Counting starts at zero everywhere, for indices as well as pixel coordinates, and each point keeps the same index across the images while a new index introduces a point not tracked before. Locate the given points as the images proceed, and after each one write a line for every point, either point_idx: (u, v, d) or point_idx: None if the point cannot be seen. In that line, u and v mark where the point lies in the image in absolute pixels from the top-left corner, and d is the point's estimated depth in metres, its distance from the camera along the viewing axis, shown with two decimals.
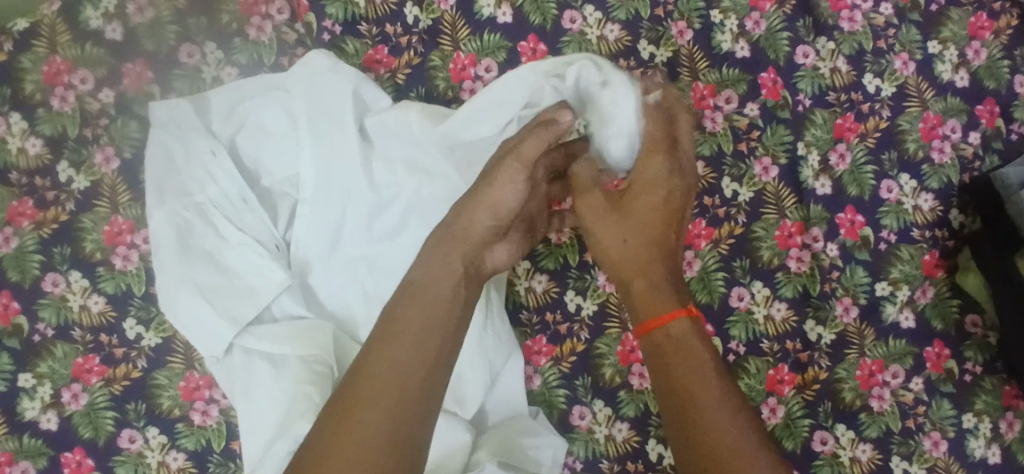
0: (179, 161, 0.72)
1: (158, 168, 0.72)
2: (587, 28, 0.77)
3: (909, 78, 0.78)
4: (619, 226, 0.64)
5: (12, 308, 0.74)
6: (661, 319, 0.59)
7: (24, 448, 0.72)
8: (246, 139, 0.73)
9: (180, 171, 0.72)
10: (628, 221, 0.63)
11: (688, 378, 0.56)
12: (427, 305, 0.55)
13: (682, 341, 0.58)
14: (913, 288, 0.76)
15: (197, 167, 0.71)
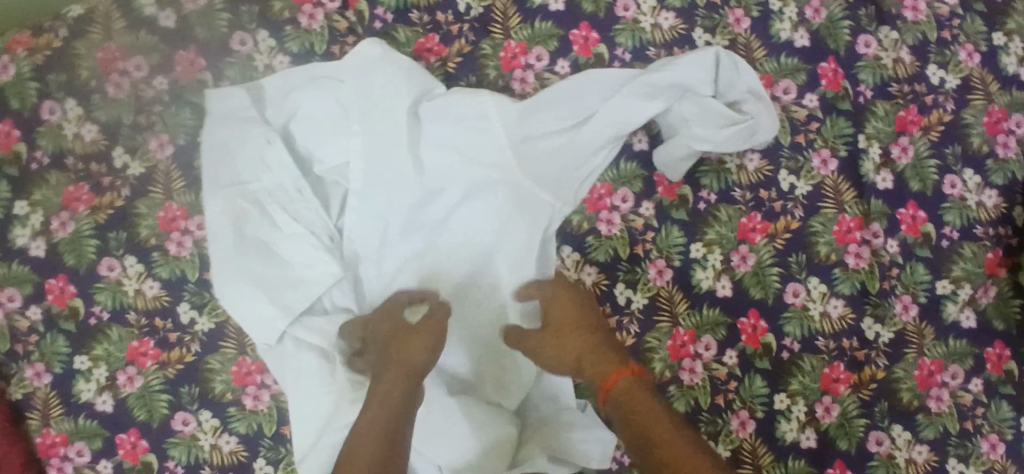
0: (234, 148, 0.72)
1: (214, 155, 0.72)
2: (641, 15, 0.76)
3: (974, 70, 0.76)
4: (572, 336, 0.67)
5: (68, 292, 0.75)
6: (609, 382, 0.64)
7: (80, 429, 0.74)
8: (299, 128, 0.73)
9: (234, 159, 0.72)
10: (558, 334, 0.67)
11: (647, 418, 0.60)
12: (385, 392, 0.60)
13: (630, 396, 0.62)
14: (975, 287, 0.74)
15: (251, 156, 0.71)
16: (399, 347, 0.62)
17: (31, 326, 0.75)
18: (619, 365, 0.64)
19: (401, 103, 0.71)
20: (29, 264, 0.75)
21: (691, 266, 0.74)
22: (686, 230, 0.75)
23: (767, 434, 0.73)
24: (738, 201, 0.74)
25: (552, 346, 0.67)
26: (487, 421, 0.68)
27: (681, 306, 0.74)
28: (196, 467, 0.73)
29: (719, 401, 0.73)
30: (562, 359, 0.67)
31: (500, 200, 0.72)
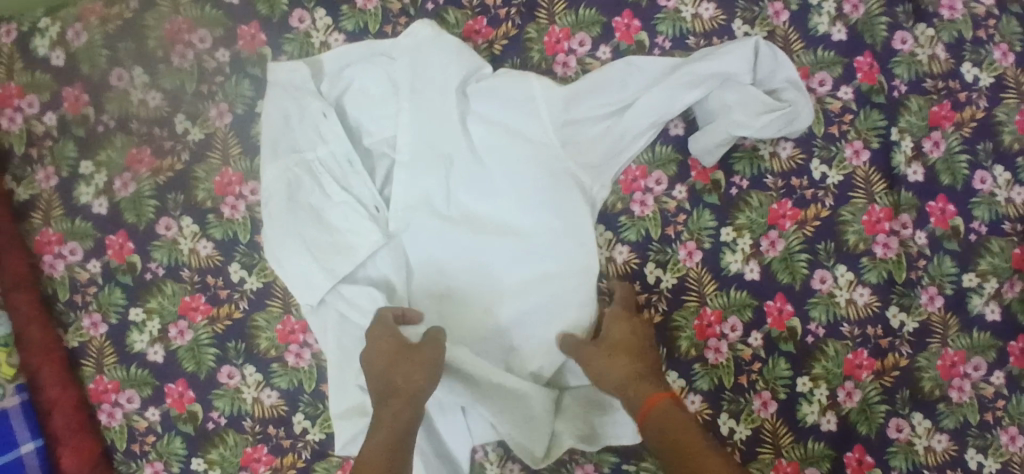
0: (290, 118, 0.76)
1: (271, 124, 0.76)
2: (683, 5, 0.78)
3: (1009, 69, 0.77)
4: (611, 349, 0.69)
5: (127, 248, 0.79)
6: (648, 405, 0.65)
7: (132, 377, 0.77)
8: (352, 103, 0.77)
9: (290, 129, 0.76)
10: (609, 352, 0.69)
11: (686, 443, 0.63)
12: (390, 417, 0.64)
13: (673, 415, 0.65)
14: (1001, 281, 0.75)
15: (306, 126, 0.76)
16: (396, 372, 0.65)
17: (91, 279, 0.79)
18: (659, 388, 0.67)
19: (450, 81, 0.75)
20: (92, 220, 0.79)
21: (721, 249, 0.77)
22: (717, 214, 0.77)
23: (789, 415, 0.75)
24: (770, 187, 0.77)
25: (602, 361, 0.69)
26: (522, 401, 0.72)
27: (709, 287, 0.76)
28: (238, 418, 0.76)
29: (742, 381, 0.75)
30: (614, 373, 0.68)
31: (540, 177, 0.75)
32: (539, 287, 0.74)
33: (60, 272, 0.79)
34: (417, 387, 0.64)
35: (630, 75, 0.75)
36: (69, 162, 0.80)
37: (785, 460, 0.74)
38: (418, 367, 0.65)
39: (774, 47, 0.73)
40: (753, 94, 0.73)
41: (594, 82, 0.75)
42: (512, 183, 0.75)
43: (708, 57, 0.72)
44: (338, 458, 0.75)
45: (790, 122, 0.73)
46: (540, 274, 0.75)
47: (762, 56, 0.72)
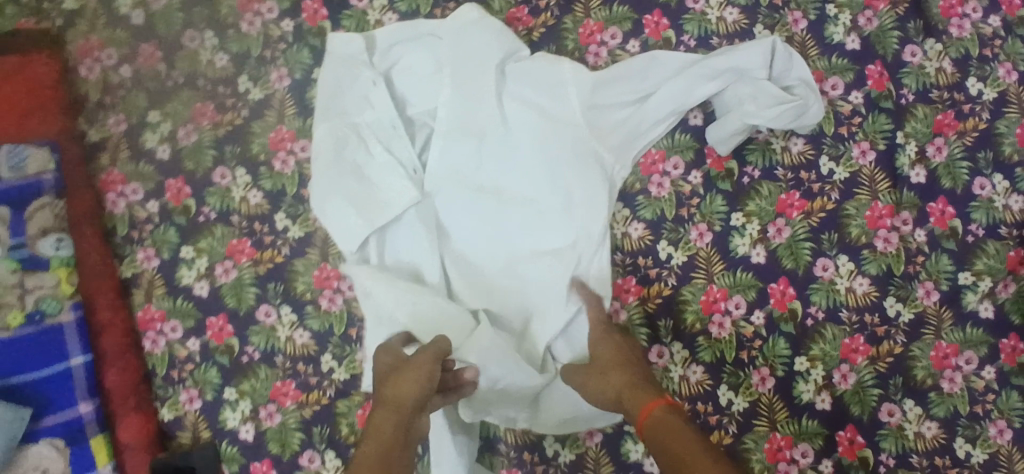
0: (342, 85, 0.83)
1: (325, 89, 0.84)
2: (709, 8, 0.85)
3: (1012, 86, 0.82)
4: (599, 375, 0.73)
5: (185, 192, 0.85)
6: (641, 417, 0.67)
7: (178, 309, 0.84)
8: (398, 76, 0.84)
9: (342, 94, 0.83)
10: (599, 370, 0.73)
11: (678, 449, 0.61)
12: (378, 431, 0.66)
13: (665, 419, 0.65)
14: (995, 281, 0.79)
15: (356, 91, 0.83)
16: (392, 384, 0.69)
17: (148, 218, 0.85)
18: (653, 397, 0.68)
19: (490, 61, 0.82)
20: (154, 165, 0.86)
21: (730, 233, 0.82)
22: (729, 200, 0.82)
23: (785, 392, 0.79)
24: (780, 179, 0.82)
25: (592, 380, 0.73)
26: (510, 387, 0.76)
27: (717, 267, 0.82)
28: (271, 354, 0.82)
29: (742, 357, 0.80)
30: (606, 392, 0.72)
31: (566, 154, 0.80)
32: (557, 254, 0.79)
33: (120, 209, 0.85)
34: (405, 397, 0.67)
35: (655, 65, 0.81)
36: (139, 111, 0.87)
37: (779, 434, 0.79)
38: (413, 374, 0.69)
39: (787, 47, 0.80)
40: (766, 88, 0.78)
41: (622, 71, 0.80)
42: (540, 157, 0.81)
43: (729, 53, 0.78)
44: (361, 397, 0.81)
45: (802, 114, 0.79)
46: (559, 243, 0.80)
47: (777, 54, 0.79)
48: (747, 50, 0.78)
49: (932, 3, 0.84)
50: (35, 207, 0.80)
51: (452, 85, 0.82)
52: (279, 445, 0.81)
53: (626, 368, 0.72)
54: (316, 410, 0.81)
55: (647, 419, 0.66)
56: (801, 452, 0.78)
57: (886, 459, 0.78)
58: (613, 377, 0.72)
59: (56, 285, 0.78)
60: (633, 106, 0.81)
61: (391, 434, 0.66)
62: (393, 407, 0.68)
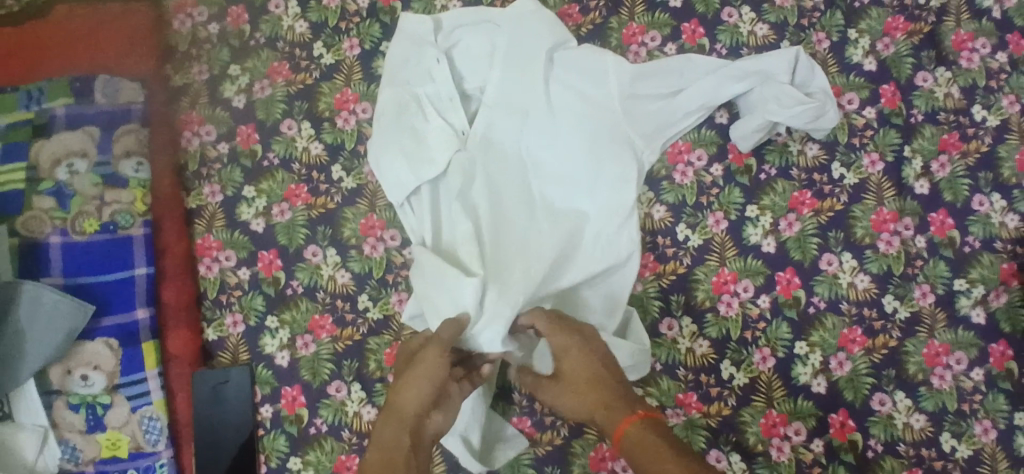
0: (409, 58, 0.92)
1: (393, 59, 0.93)
2: (741, 23, 0.94)
3: (1015, 115, 0.88)
4: (567, 394, 0.75)
5: (253, 138, 0.94)
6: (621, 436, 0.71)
7: (234, 241, 0.91)
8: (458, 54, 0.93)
9: (408, 66, 0.92)
10: (572, 390, 0.75)
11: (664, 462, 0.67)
12: (389, 437, 0.71)
13: (642, 440, 0.69)
14: (987, 289, 0.85)
15: (422, 63, 0.92)
16: (399, 388, 0.73)
17: (218, 158, 0.94)
18: (628, 414, 0.71)
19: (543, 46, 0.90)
20: (230, 112, 0.95)
21: (744, 223, 0.89)
22: (746, 193, 0.90)
23: (784, 372, 0.85)
24: (794, 178, 0.89)
25: (570, 401, 0.75)
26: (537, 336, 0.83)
27: (730, 252, 0.88)
28: (314, 289, 0.90)
29: (747, 336, 0.86)
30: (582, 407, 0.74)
31: (604, 135, 0.88)
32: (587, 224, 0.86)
33: (194, 147, 0.94)
34: (415, 402, 0.72)
35: (690, 67, 0.89)
36: (221, 64, 0.96)
37: (775, 411, 0.84)
38: (422, 372, 0.73)
39: (810, 59, 0.89)
40: (787, 92, 0.86)
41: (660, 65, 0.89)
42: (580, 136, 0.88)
43: (756, 57, 0.88)
44: (391, 336, 0.88)
45: (819, 117, 0.87)
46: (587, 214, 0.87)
47: (800, 63, 0.88)
48: (772, 56, 0.87)
49: (946, 36, 0.91)
50: (121, 132, 0.89)
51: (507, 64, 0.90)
52: (311, 373, 0.88)
53: (596, 388, 0.73)
54: (348, 345, 0.88)
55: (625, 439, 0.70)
56: (795, 430, 0.84)
57: (874, 444, 0.83)
58: (584, 396, 0.74)
59: (131, 202, 0.86)
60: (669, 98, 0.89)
61: (396, 451, 0.70)
62: (399, 418, 0.72)
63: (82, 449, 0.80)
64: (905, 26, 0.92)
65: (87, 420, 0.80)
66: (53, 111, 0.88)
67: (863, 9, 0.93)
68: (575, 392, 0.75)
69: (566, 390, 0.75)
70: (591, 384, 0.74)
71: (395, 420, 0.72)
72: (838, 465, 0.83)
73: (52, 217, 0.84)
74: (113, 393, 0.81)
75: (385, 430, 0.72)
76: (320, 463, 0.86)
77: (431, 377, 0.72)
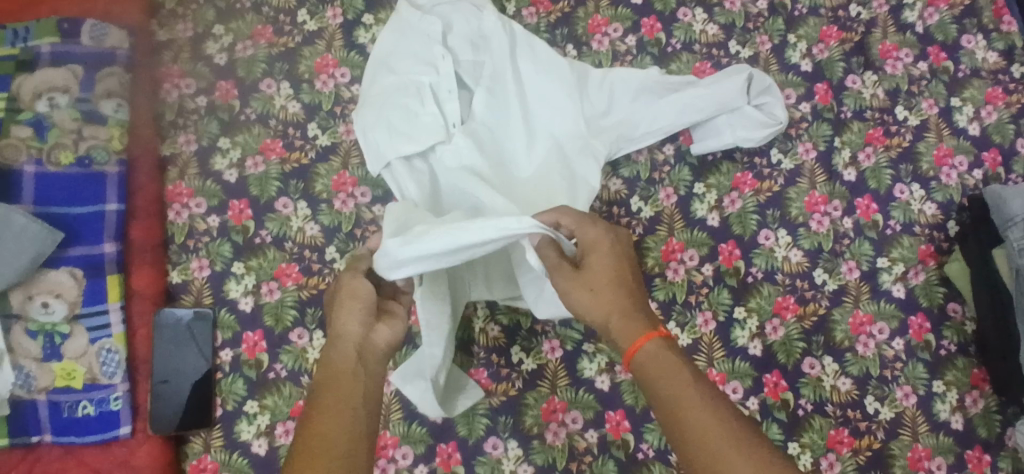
0: (402, 45, 0.93)
1: (385, 46, 0.94)
2: (695, 22, 1.03)
3: (933, 117, 1.00)
4: (587, 288, 0.71)
5: (232, 93, 0.97)
6: (639, 343, 0.69)
7: (205, 189, 0.94)
8: (452, 42, 0.93)
9: (397, 52, 0.93)
10: (591, 285, 0.71)
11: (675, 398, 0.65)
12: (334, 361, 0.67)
13: (658, 357, 0.68)
14: (908, 267, 0.95)
15: (416, 49, 0.92)
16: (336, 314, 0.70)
17: (195, 109, 0.97)
18: (648, 329, 0.69)
19: (532, 52, 0.94)
20: (210, 68, 0.98)
21: (692, 199, 0.96)
22: (694, 172, 0.98)
23: (724, 335, 0.92)
24: (737, 161, 0.98)
25: (584, 296, 0.71)
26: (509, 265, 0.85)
27: (678, 224, 0.96)
28: (282, 240, 0.92)
29: (691, 300, 0.93)
30: (598, 309, 0.71)
31: (577, 139, 0.92)
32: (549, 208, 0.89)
33: (172, 98, 0.97)
34: (347, 321, 0.69)
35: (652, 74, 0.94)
36: (205, 23, 1.00)
37: (715, 370, 0.91)
38: (351, 298, 0.70)
39: (766, 78, 0.94)
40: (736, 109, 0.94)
41: (631, 79, 0.93)
42: (557, 137, 0.92)
43: (714, 81, 0.93)
44: None
45: (772, 124, 0.94)
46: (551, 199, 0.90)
47: (758, 84, 0.94)
48: (729, 79, 0.93)
49: (873, 45, 1.02)
50: (103, 74, 0.93)
51: (496, 65, 0.93)
52: (274, 319, 0.90)
53: (622, 292, 0.71)
54: (313, 293, 0.91)
55: (641, 359, 0.68)
56: (732, 389, 0.90)
57: (804, 404, 0.90)
58: (604, 297, 0.71)
59: (108, 139, 0.90)
60: (639, 109, 0.93)
61: (347, 362, 0.67)
62: (343, 338, 0.68)
63: (36, 376, 0.84)
64: (838, 35, 1.03)
65: (44, 348, 0.84)
66: (38, 48, 0.92)
67: (801, 18, 1.04)
68: (593, 290, 0.71)
69: (585, 282, 0.71)
70: (616, 286, 0.71)
71: (340, 342, 0.68)
72: (771, 423, 0.89)
73: (29, 146, 0.88)
74: (73, 323, 0.85)
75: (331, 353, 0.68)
76: (277, 407, 0.88)
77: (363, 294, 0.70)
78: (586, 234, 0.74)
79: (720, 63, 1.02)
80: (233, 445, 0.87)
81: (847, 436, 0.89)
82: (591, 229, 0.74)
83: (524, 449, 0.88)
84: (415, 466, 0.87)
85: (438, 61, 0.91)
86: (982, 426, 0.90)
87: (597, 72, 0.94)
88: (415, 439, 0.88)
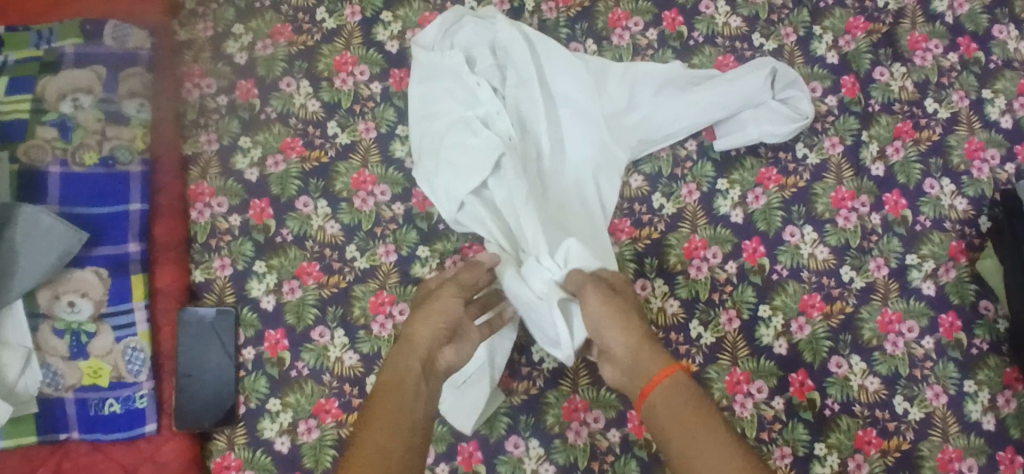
0: (432, 86, 0.93)
1: (417, 93, 0.94)
2: (718, 14, 1.01)
3: (963, 109, 0.97)
4: (618, 315, 0.74)
5: (253, 93, 0.98)
6: (658, 376, 0.69)
7: (227, 188, 0.94)
8: (479, 70, 0.94)
9: (427, 69, 0.94)
10: (622, 312, 0.74)
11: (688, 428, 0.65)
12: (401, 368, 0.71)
13: (673, 389, 0.68)
14: (938, 264, 0.92)
15: (450, 84, 0.92)
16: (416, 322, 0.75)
17: (216, 109, 0.97)
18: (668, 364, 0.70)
19: (559, 62, 0.95)
20: (231, 67, 0.99)
21: (715, 195, 0.95)
22: (717, 167, 0.96)
23: (749, 333, 0.91)
24: (762, 155, 0.96)
25: (615, 321, 0.74)
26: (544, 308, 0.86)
27: (700, 221, 0.94)
28: (303, 238, 0.93)
29: (714, 298, 0.92)
30: (625, 337, 0.73)
31: (604, 142, 0.93)
32: (579, 214, 0.90)
33: (194, 98, 0.98)
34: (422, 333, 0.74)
35: (674, 69, 0.95)
36: (226, 22, 1.00)
37: (739, 369, 0.90)
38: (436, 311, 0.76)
39: (789, 71, 0.93)
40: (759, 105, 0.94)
41: (653, 73, 0.95)
42: (601, 143, 0.93)
43: (738, 72, 0.93)
44: (376, 285, 0.91)
45: (799, 118, 0.93)
46: (584, 205, 0.91)
47: (784, 77, 0.93)
48: (752, 70, 0.93)
49: (902, 36, 1.00)
50: (126, 74, 0.94)
51: (522, 72, 0.93)
52: (296, 318, 0.90)
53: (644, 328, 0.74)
54: (334, 291, 0.91)
55: (654, 386, 0.69)
56: (757, 388, 0.89)
57: (831, 403, 0.88)
58: (628, 327, 0.73)
59: (131, 139, 0.91)
60: (662, 102, 0.94)
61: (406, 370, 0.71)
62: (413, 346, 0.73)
63: (63, 374, 0.85)
64: (865, 26, 1.00)
65: (71, 346, 0.85)
66: (62, 49, 0.93)
67: (827, 9, 1.01)
68: (624, 311, 0.75)
69: (615, 307, 0.75)
70: (637, 322, 0.74)
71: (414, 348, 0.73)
72: (797, 422, 0.88)
73: (54, 147, 0.89)
74: (99, 321, 0.86)
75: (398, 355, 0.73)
76: (299, 405, 0.88)
77: (446, 313, 0.76)
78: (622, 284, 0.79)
79: (744, 56, 1.00)
80: (257, 443, 0.87)
81: (875, 437, 0.88)
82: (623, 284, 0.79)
83: (545, 448, 0.87)
84: (436, 465, 0.87)
85: (475, 90, 0.91)
86: (1015, 427, 0.87)
87: (617, 66, 0.95)
88: (437, 438, 0.88)
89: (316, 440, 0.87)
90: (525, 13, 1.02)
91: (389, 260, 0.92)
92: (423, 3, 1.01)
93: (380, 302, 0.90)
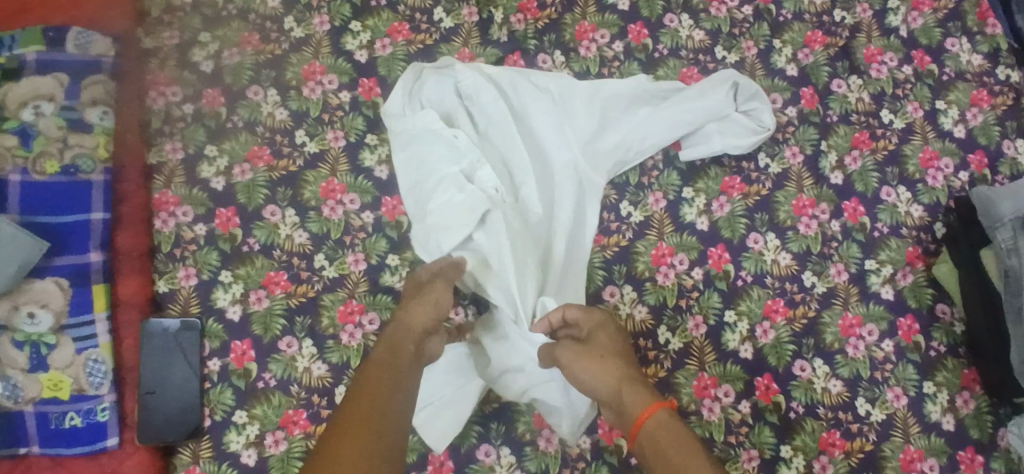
0: (415, 149, 0.91)
1: (402, 156, 0.92)
2: (682, 28, 1.04)
3: (918, 120, 1.01)
4: (599, 361, 0.75)
5: (219, 101, 0.97)
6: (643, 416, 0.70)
7: (192, 197, 0.93)
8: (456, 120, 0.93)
9: (403, 123, 0.93)
10: (599, 355, 0.75)
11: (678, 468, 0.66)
12: (392, 349, 0.73)
13: (661, 427, 0.69)
14: (896, 269, 0.95)
15: (431, 140, 0.91)
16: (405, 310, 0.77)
17: (182, 117, 0.96)
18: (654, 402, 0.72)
19: (528, 99, 0.96)
20: (196, 75, 0.98)
21: (681, 203, 0.97)
22: (683, 176, 0.98)
23: (715, 339, 0.92)
24: (725, 165, 0.98)
25: (592, 366, 0.75)
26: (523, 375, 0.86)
27: (668, 229, 0.96)
28: (270, 248, 0.92)
29: (681, 304, 0.93)
30: (606, 379, 0.74)
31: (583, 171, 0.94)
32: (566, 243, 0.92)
33: (159, 106, 0.96)
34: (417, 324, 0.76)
35: (638, 86, 0.96)
36: (192, 30, 0.99)
37: (706, 374, 0.91)
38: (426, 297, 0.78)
39: (752, 85, 0.96)
40: (721, 120, 0.96)
41: (621, 96, 0.96)
42: (580, 172, 0.94)
43: (698, 87, 0.95)
44: (345, 294, 0.90)
45: (761, 129, 0.96)
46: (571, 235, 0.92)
47: (748, 89, 0.96)
48: (712, 84, 0.95)
49: (858, 50, 1.03)
50: (88, 82, 0.93)
51: (497, 115, 0.93)
52: (262, 328, 0.89)
53: (626, 366, 0.75)
54: (302, 301, 0.90)
55: (640, 423, 0.70)
56: (724, 392, 0.91)
57: (796, 406, 0.90)
58: (609, 367, 0.75)
59: (93, 147, 0.90)
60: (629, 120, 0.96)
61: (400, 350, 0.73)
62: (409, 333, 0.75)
63: (23, 387, 0.83)
64: (823, 40, 1.04)
65: (31, 358, 0.83)
66: (24, 57, 0.91)
67: (786, 23, 1.04)
68: (601, 358, 0.75)
69: (592, 355, 0.76)
70: (619, 361, 0.76)
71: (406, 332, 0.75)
72: (763, 426, 0.90)
73: (15, 155, 0.87)
74: (59, 333, 0.84)
75: (393, 339, 0.75)
76: (266, 417, 0.87)
77: (439, 305, 0.77)
78: (602, 328, 0.79)
79: (707, 69, 1.03)
80: (222, 456, 0.86)
81: (839, 438, 0.90)
82: (602, 330, 0.79)
83: (516, 456, 0.87)
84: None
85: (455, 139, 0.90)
86: (972, 426, 0.90)
87: (585, 95, 0.96)
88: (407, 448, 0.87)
89: (284, 453, 0.85)
90: (494, 25, 1.02)
91: (358, 269, 0.91)
92: (392, 13, 1.01)
93: (349, 311, 0.90)
